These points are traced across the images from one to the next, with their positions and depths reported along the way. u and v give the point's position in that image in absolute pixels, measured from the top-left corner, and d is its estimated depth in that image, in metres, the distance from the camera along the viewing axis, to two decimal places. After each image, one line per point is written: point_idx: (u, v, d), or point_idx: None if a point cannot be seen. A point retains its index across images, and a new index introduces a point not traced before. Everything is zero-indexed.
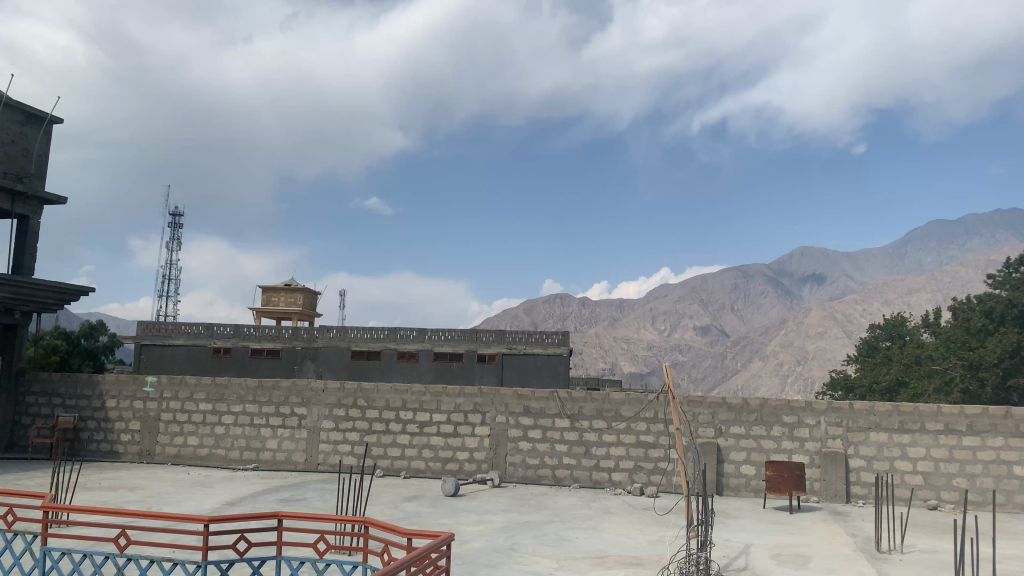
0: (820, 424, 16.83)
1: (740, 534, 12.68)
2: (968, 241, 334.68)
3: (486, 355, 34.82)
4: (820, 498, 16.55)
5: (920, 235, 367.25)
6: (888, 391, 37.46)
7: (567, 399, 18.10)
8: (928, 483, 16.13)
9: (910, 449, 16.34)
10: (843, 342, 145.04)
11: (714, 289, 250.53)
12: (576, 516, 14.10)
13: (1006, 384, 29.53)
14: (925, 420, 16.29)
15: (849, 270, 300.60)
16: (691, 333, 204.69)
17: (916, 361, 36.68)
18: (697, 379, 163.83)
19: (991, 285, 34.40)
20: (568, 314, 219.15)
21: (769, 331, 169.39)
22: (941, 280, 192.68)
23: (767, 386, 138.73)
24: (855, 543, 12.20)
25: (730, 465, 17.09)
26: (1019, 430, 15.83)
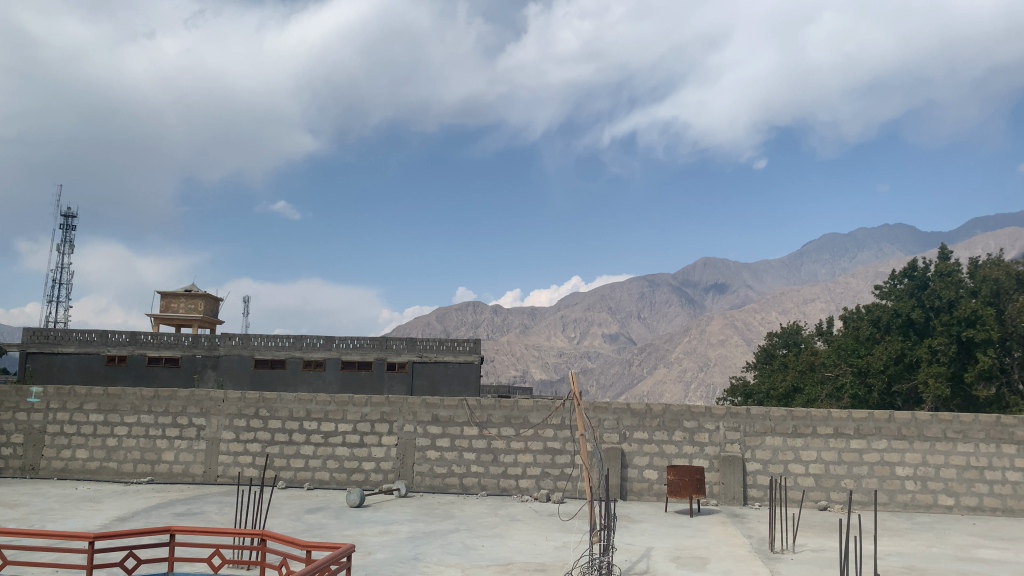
0: (718, 429, 17.37)
1: (643, 538, 12.92)
2: (858, 255, 353.39)
3: (396, 363, 34.49)
4: (718, 502, 17.09)
5: (815, 247, 385.10)
6: (785, 397, 39.10)
7: (476, 407, 18.10)
8: (818, 484, 16.87)
9: (802, 452, 17.06)
10: (742, 350, 150.47)
11: (622, 298, 255.97)
12: (482, 525, 14.11)
13: (890, 391, 31.25)
14: (816, 424, 17.08)
15: (749, 280, 312.45)
16: (600, 341, 208.26)
17: (810, 368, 38.35)
18: (605, 386, 166.92)
19: (877, 295, 36.12)
20: (480, 322, 219.52)
21: (674, 338, 174.39)
22: (834, 290, 202.55)
23: (672, 392, 142.66)
24: (751, 543, 12.68)
25: (634, 469, 17.44)
26: (902, 432, 16.77)
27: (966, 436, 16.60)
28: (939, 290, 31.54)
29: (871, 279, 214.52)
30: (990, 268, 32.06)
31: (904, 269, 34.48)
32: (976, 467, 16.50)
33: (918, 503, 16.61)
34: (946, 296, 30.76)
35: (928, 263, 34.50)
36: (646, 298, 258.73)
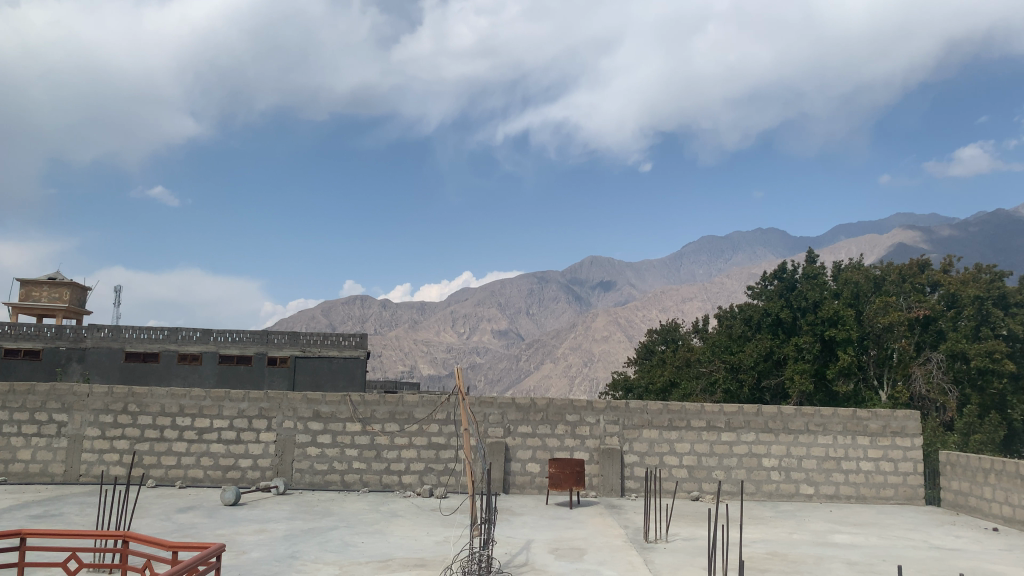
0: (599, 422, 17.81)
1: (523, 531, 13.08)
2: (733, 257, 370.50)
3: (277, 358, 33.52)
4: (597, 493, 17.54)
5: (695, 248, 400.25)
6: (663, 391, 40.60)
7: (359, 402, 17.83)
8: (691, 476, 17.57)
9: (677, 444, 17.72)
10: (625, 345, 155.10)
11: (511, 294, 258.52)
12: (363, 521, 13.95)
13: (760, 385, 33.18)
14: (690, 418, 17.78)
15: (633, 278, 322.12)
16: (488, 337, 209.67)
17: (687, 363, 40.04)
18: (492, 380, 168.45)
19: (750, 294, 37.86)
20: (367, 317, 216.39)
21: (561, 334, 177.60)
22: (711, 290, 211.59)
23: (557, 386, 145.68)
24: (627, 534, 13.06)
25: (517, 463, 17.63)
26: (768, 425, 17.72)
27: (826, 429, 17.67)
28: (806, 292, 33.22)
29: (746, 279, 225.51)
30: (852, 272, 34.06)
31: (775, 270, 36.27)
32: (834, 458, 17.62)
33: (781, 492, 17.59)
34: (811, 297, 32.40)
35: (796, 266, 36.46)
36: (534, 295, 261.89)
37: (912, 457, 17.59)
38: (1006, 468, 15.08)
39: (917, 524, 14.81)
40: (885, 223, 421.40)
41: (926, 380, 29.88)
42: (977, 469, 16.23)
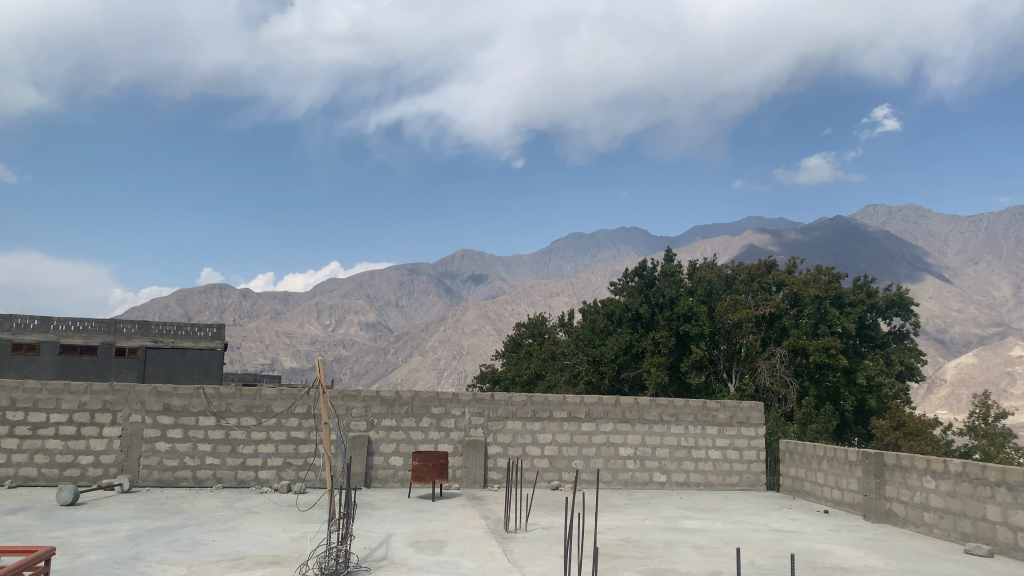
0: (463, 414, 17.87)
1: (383, 524, 12.94)
2: (599, 254, 381.59)
3: (125, 348, 31.56)
4: (460, 485, 17.63)
5: (563, 243, 409.12)
6: (529, 382, 41.37)
7: (214, 395, 17.05)
8: (551, 465, 17.96)
9: (539, 435, 18.05)
10: (494, 339, 156.71)
11: (380, 285, 255.15)
12: (214, 518, 13.36)
13: (619, 377, 34.55)
14: (552, 409, 18.15)
15: (502, 272, 325.55)
16: (355, 329, 206.45)
17: (551, 356, 40.95)
18: (359, 373, 166.02)
19: (612, 290, 39.06)
20: (226, 306, 207.34)
21: (430, 327, 177.13)
22: (577, 285, 217.05)
23: (424, 379, 145.69)
24: (488, 524, 13.19)
25: (379, 457, 17.42)
26: (626, 416, 18.36)
27: (678, 419, 18.52)
28: (663, 289, 34.68)
29: (610, 275, 232.82)
30: (706, 270, 35.83)
31: (636, 268, 37.63)
32: (684, 447, 18.50)
33: (635, 480, 18.31)
34: (668, 294, 33.85)
35: (655, 264, 37.99)
36: (404, 287, 259.68)
37: (756, 446, 18.73)
38: (837, 455, 16.33)
39: (758, 509, 15.81)
40: (739, 225, 445.74)
41: (771, 373, 31.96)
42: (811, 456, 17.49)
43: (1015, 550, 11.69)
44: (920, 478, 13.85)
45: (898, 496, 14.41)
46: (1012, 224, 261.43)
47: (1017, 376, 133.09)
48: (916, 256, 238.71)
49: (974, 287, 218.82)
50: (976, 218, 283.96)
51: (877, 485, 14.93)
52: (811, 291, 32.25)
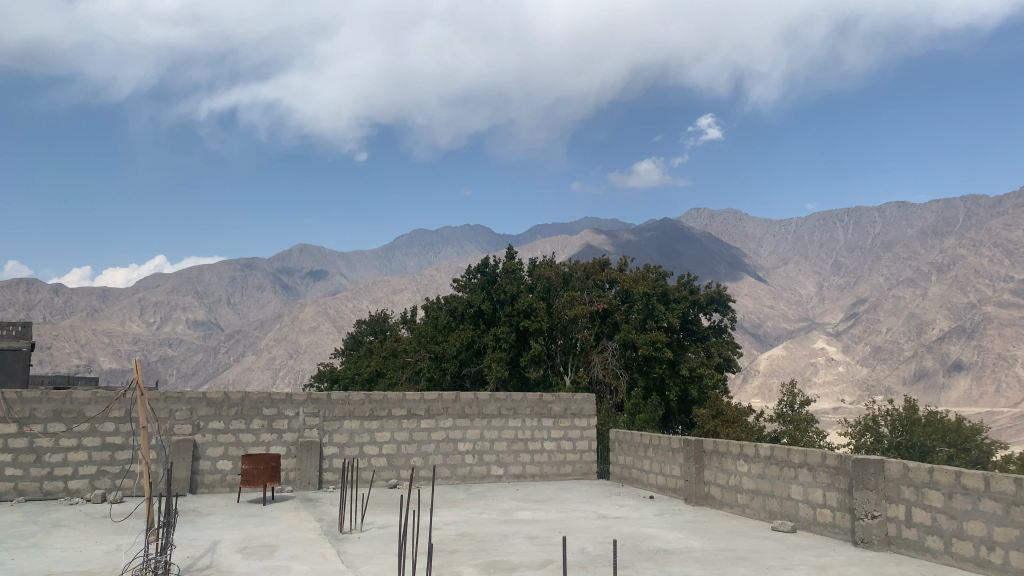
0: (298, 415, 17.32)
1: (209, 531, 12.33)
2: (442, 251, 381.88)
3: None
4: (293, 487, 17.09)
5: (404, 239, 405.68)
6: (370, 380, 40.90)
7: (16, 401, 15.53)
8: (389, 463, 17.80)
9: (377, 433, 17.83)
10: (333, 337, 153.30)
11: (211, 281, 242.53)
12: (13, 535, 12.16)
13: (460, 373, 35.05)
14: (391, 407, 17.97)
15: (343, 268, 318.47)
16: (183, 328, 195.40)
17: (393, 354, 40.79)
18: (186, 374, 157.36)
19: (454, 286, 39.15)
20: (34, 304, 189.86)
21: (265, 325, 170.50)
22: (420, 282, 215.94)
23: (258, 380, 140.36)
24: (321, 526, 12.87)
25: (206, 462, 16.55)
26: (464, 411, 18.49)
27: (516, 412, 18.85)
28: (504, 285, 35.32)
29: (452, 271, 233.72)
30: (545, 267, 36.66)
31: (478, 265, 37.93)
32: (521, 440, 18.91)
33: (473, 475, 18.50)
34: (509, 290, 34.50)
35: (497, 261, 38.48)
36: (236, 283, 247.94)
37: (588, 435, 19.47)
38: (662, 442, 17.27)
39: (590, 497, 16.41)
40: (575, 223, 459.96)
41: (603, 366, 33.41)
42: (637, 444, 18.38)
43: (814, 525, 12.84)
44: (735, 462, 14.91)
45: (715, 480, 15.44)
46: (816, 228, 287.05)
47: (819, 367, 146.70)
48: (735, 256, 256.82)
49: (784, 285, 238.51)
50: (786, 221, 309.29)
51: (696, 470, 15.92)
52: (640, 287, 33.85)
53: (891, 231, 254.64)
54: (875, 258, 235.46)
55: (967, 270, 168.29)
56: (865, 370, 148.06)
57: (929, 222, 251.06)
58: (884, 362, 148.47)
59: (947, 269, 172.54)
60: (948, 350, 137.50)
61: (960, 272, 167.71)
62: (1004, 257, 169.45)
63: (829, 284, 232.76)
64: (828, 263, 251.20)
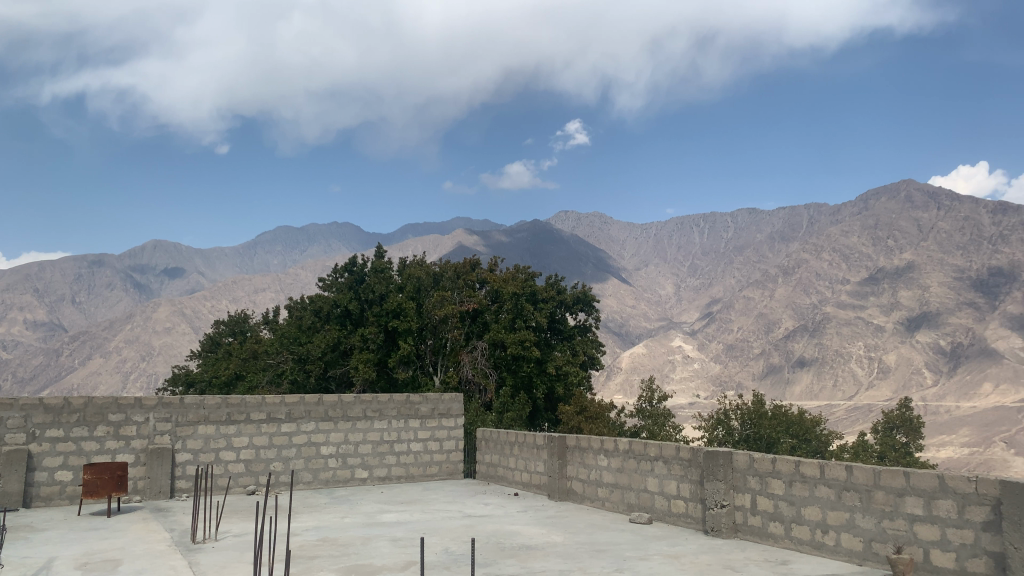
0: (147, 421, 16.38)
1: (45, 548, 11.43)
2: (307, 248, 372.25)
3: None
4: (143, 497, 16.12)
5: (267, 236, 392.00)
6: (228, 384, 39.36)
7: None
8: (248, 469, 17.16)
9: (234, 438, 17.12)
10: (190, 338, 146.14)
11: (52, 279, 225.49)
12: None
13: (326, 375, 34.37)
14: (250, 411, 17.31)
15: (201, 266, 304.09)
16: (20, 329, 180.64)
17: (253, 355, 39.38)
18: (23, 380, 145.67)
19: (321, 286, 38.22)
20: None
21: (114, 325, 160.29)
22: (285, 281, 209.41)
23: (106, 384, 131.88)
24: (171, 537, 12.23)
25: (42, 474, 15.36)
26: (328, 414, 18.08)
27: (381, 414, 18.63)
28: (373, 286, 34.79)
29: (318, 270, 227.89)
30: (414, 266, 36.37)
31: (345, 263, 37.12)
32: (387, 442, 18.69)
33: (337, 479, 18.11)
34: (378, 290, 34.05)
35: (364, 260, 37.83)
36: (81, 281, 231.78)
37: (454, 436, 19.55)
38: (527, 439, 17.53)
39: (455, 496, 16.47)
40: (446, 222, 459.80)
41: (472, 366, 33.59)
42: (503, 442, 18.56)
43: (669, 516, 13.40)
44: (595, 457, 15.35)
45: (577, 475, 15.83)
46: (675, 231, 300.14)
47: (677, 364, 153.70)
48: (599, 257, 264.68)
49: (645, 286, 248.26)
50: (648, 224, 321.55)
51: (559, 466, 16.23)
52: (509, 287, 34.16)
53: (743, 236, 270.04)
54: (728, 260, 248.84)
55: (809, 273, 181.01)
56: (718, 366, 156.50)
57: (776, 228, 268.14)
58: (735, 359, 157.42)
59: (792, 272, 184.77)
60: (792, 347, 147.46)
61: (803, 275, 180.00)
62: (841, 261, 183.31)
63: (686, 285, 244.18)
64: (686, 266, 263.34)
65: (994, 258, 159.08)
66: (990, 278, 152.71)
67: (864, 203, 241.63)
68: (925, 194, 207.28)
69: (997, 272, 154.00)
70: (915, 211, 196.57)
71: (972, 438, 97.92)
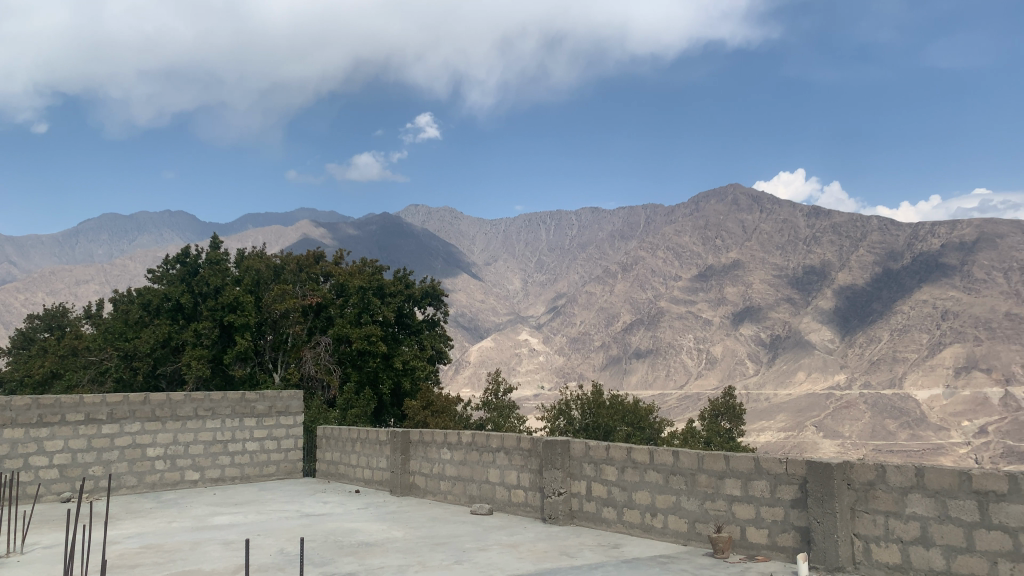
0: None
1: None
2: (137, 237, 348.81)
3: None
4: None
5: (91, 223, 364.19)
6: (44, 383, 36.30)
7: None
8: (62, 476, 15.86)
9: (47, 442, 15.79)
10: None
11: None
12: None
13: (155, 373, 32.46)
14: (65, 412, 16.02)
15: (13, 255, 278.00)
16: None
17: (72, 352, 36.50)
18: None
19: (150, 279, 35.96)
20: None
21: None
22: (111, 272, 195.31)
23: None
24: None
25: None
26: (154, 414, 17.03)
27: (215, 413, 17.78)
28: (207, 278, 33.09)
29: (148, 261, 214.21)
30: (254, 259, 34.93)
31: (178, 254, 35.07)
32: (220, 442, 17.88)
33: (164, 481, 17.13)
34: (214, 282, 32.48)
35: (200, 251, 35.90)
36: None
37: (293, 434, 18.96)
38: (368, 437, 17.30)
39: (292, 496, 15.98)
40: (289, 215, 445.49)
41: (315, 362, 32.73)
42: (345, 439, 18.19)
43: (509, 505, 13.66)
44: (438, 450, 15.35)
45: (419, 469, 15.80)
46: (522, 228, 305.79)
47: (523, 357, 157.03)
48: (448, 251, 265.49)
49: (493, 280, 251.61)
50: (496, 220, 325.84)
51: (402, 461, 16.14)
52: (355, 282, 33.51)
53: (586, 233, 279.20)
54: (572, 257, 256.52)
55: (646, 269, 189.87)
56: (562, 359, 161.36)
57: (616, 226, 279.27)
58: (577, 351, 162.82)
59: (630, 269, 193.06)
60: (630, 339, 154.21)
61: (641, 271, 188.51)
62: (675, 258, 193.42)
63: (532, 280, 249.73)
64: (533, 261, 269.22)
65: (808, 257, 173.08)
66: (805, 276, 166.10)
67: (696, 205, 256.28)
68: (749, 197, 222.45)
69: (811, 270, 168.00)
70: (741, 213, 210.49)
71: (787, 423, 106.55)
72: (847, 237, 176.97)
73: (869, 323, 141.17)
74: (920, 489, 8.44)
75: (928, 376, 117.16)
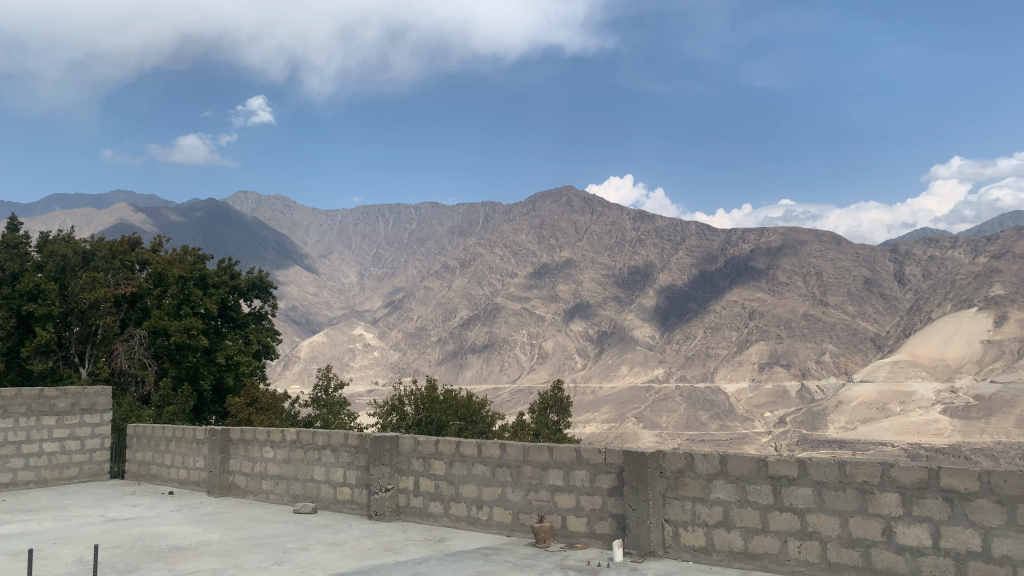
0: None
1: None
2: None
3: None
4: None
5: None
6: None
7: None
8: None
9: None
10: None
11: None
12: None
13: None
14: None
15: None
16: None
17: None
18: None
19: None
20: None
21: None
22: None
23: None
24: None
25: None
26: None
27: (7, 412, 16.23)
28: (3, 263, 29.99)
29: None
30: (60, 243, 32.06)
31: None
32: (12, 443, 16.33)
33: None
34: (8, 269, 29.56)
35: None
36: None
37: (99, 433, 17.63)
38: (185, 435, 16.35)
39: (96, 500, 14.83)
40: (105, 199, 412.46)
41: (128, 356, 30.49)
42: (158, 437, 17.09)
43: (334, 503, 13.39)
44: (260, 449, 14.79)
45: (240, 468, 15.14)
46: (360, 220, 300.65)
47: (357, 352, 154.78)
48: (281, 241, 256.38)
49: (328, 274, 245.83)
50: (333, 211, 318.22)
51: (221, 460, 15.41)
52: (174, 271, 31.61)
53: (425, 227, 278.72)
54: (410, 252, 255.45)
55: (482, 266, 192.35)
56: (397, 354, 160.52)
57: (454, 222, 280.90)
58: (413, 346, 162.51)
59: (468, 265, 194.88)
60: (465, 335, 155.82)
61: (477, 267, 190.76)
62: (511, 256, 197.34)
63: (368, 274, 246.26)
64: (370, 255, 265.56)
65: (634, 258, 182.08)
66: (631, 277, 174.62)
67: (532, 204, 262.58)
68: (582, 199, 230.62)
69: (636, 271, 176.96)
70: (574, 214, 217.86)
71: (611, 415, 111.89)
72: (669, 240, 187.79)
73: (686, 321, 150.77)
74: (723, 475, 9.10)
75: (737, 371, 126.72)
